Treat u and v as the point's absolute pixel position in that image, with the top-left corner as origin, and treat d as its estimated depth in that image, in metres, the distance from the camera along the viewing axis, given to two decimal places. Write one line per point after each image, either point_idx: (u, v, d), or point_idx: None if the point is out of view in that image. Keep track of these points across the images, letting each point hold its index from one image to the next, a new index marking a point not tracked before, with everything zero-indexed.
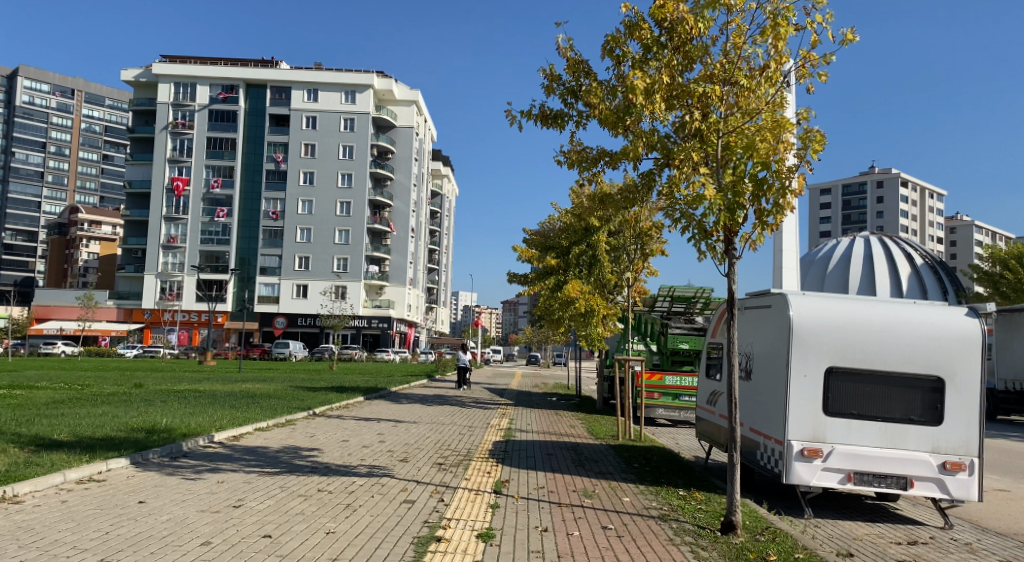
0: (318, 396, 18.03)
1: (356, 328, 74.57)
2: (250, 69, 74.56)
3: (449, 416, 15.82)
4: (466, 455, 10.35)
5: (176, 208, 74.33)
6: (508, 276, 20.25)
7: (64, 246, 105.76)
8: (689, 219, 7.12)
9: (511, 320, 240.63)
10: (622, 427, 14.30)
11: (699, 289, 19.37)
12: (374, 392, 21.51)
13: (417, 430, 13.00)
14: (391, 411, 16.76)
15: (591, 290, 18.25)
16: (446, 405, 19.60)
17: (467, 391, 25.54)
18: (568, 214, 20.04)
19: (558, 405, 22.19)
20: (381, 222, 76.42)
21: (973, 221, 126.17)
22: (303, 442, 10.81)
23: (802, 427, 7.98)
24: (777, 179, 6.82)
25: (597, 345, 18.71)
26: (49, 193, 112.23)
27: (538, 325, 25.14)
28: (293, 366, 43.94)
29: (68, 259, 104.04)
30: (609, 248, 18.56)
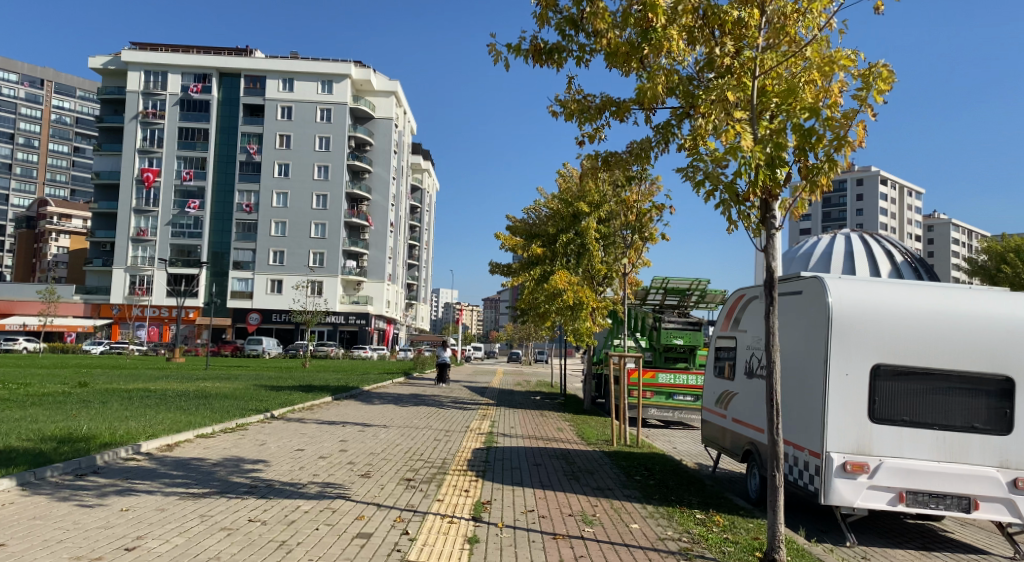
0: (282, 397, 16.41)
1: (333, 325, 72.35)
2: (223, 57, 72.23)
3: (425, 419, 14.30)
4: (440, 467, 8.89)
5: (146, 200, 71.86)
6: (490, 266, 18.67)
7: (33, 240, 102.32)
8: (718, 182, 5.74)
9: (492, 319, 239.45)
10: (616, 430, 13.00)
11: (695, 281, 18.00)
12: (345, 392, 19.88)
13: (386, 436, 11.49)
14: (361, 413, 15.21)
15: (579, 282, 17.03)
16: (421, 406, 18.05)
17: (447, 391, 23.96)
18: (555, 200, 18.50)
19: (543, 404, 20.78)
20: (359, 215, 74.47)
21: (951, 220, 127.70)
22: (247, 451, 9.24)
23: (845, 437, 6.64)
24: (830, 127, 5.42)
25: (585, 341, 17.40)
26: (16, 185, 108.59)
27: (522, 320, 23.69)
28: (265, 365, 42.06)
29: (37, 253, 100.68)
30: (601, 237, 17.35)
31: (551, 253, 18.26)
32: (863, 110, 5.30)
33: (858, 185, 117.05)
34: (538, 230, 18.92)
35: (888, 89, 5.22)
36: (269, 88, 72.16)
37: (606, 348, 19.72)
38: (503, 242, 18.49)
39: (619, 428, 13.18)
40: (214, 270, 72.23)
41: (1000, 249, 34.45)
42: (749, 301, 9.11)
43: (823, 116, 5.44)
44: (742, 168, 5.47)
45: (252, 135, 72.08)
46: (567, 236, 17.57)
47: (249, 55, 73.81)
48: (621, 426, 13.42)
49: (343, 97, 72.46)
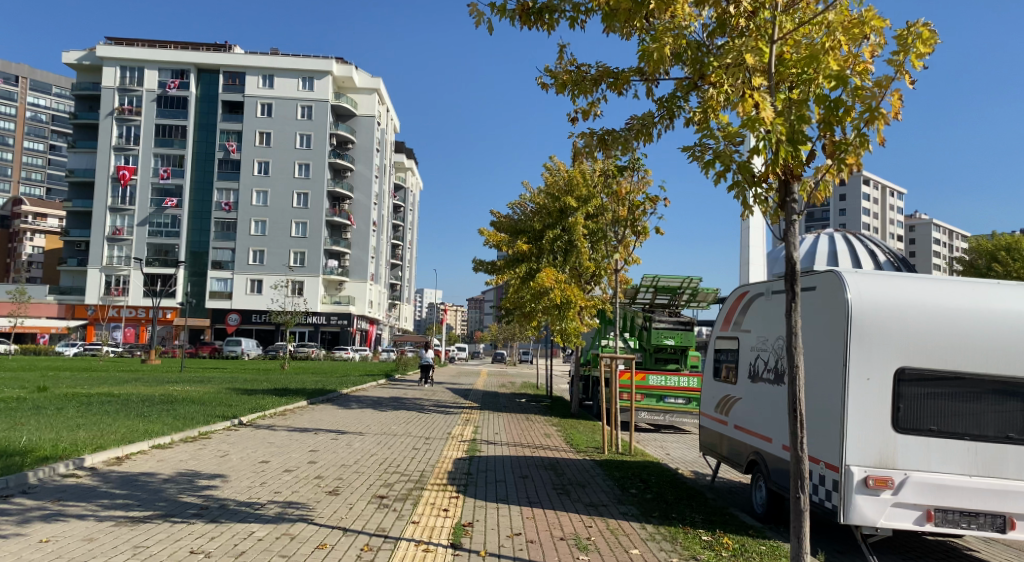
0: (254, 402, 15.51)
1: (314, 325, 71.23)
2: (201, 52, 70.77)
3: (404, 425, 13.49)
4: (417, 481, 8.14)
5: (122, 198, 70.23)
6: (474, 264, 17.90)
7: (7, 239, 99.96)
8: (728, 159, 5.07)
9: (476, 319, 238.28)
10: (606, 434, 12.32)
11: (686, 279, 17.41)
12: (322, 395, 18.98)
13: (360, 445, 10.70)
14: (336, 418, 14.39)
15: (567, 281, 16.42)
16: (403, 410, 17.25)
17: (430, 393, 23.16)
18: (541, 194, 17.82)
19: (529, 407, 20.07)
20: (341, 214, 73.31)
21: (932, 219, 129.19)
22: (206, 464, 8.38)
23: (867, 450, 5.97)
24: (861, 97, 4.74)
25: (573, 342, 16.73)
26: None
27: (506, 321, 22.95)
28: (243, 366, 40.95)
29: (11, 253, 98.33)
30: (589, 233, 16.80)
31: (538, 251, 17.51)
32: (899, 76, 4.61)
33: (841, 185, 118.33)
34: (523, 227, 18.16)
35: (929, 52, 4.54)
36: (249, 85, 70.81)
37: (595, 348, 19.10)
38: (488, 238, 17.73)
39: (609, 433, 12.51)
40: (192, 270, 70.76)
41: (987, 247, 34.49)
42: (752, 298, 8.44)
43: (851, 84, 4.77)
44: (753, 141, 4.82)
45: (231, 133, 70.71)
46: (554, 232, 16.97)
47: (228, 51, 72.40)
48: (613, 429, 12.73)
49: (324, 94, 71.27)
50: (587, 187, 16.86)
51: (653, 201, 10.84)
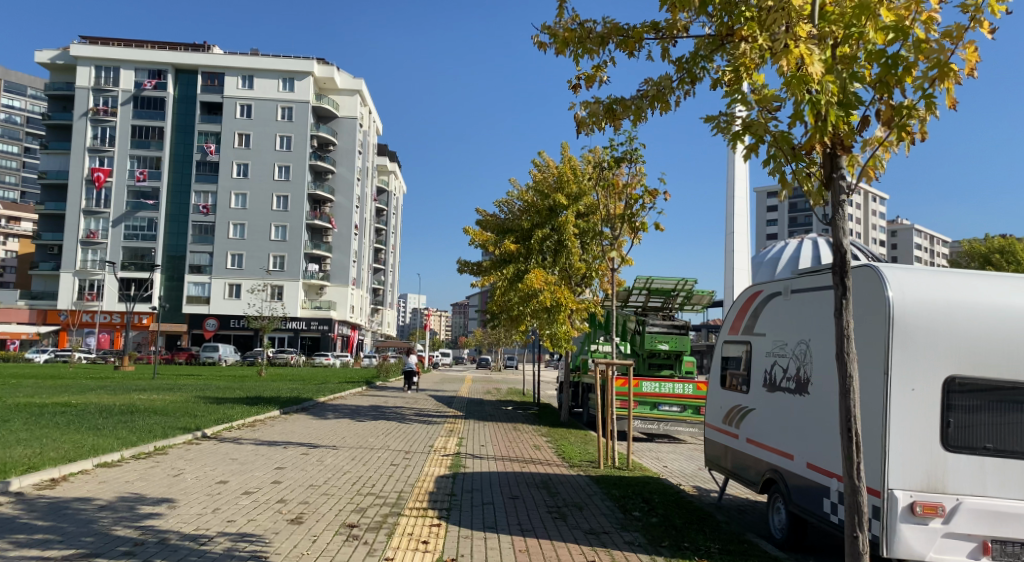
0: (222, 412, 14.46)
1: (294, 331, 69.87)
2: (179, 53, 69.26)
3: (383, 437, 12.52)
4: (393, 504, 7.21)
5: (97, 201, 68.44)
6: (459, 265, 17.02)
7: None
8: (762, 132, 4.28)
9: (460, 324, 237.15)
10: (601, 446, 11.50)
11: (680, 281, 16.71)
12: (297, 405, 17.95)
13: (333, 461, 9.76)
14: (310, 430, 13.42)
15: (557, 283, 15.64)
16: (382, 420, 16.28)
17: (413, 402, 22.17)
18: (529, 192, 16.91)
19: (515, 415, 19.20)
20: (322, 217, 72.03)
21: (913, 225, 130.70)
22: (152, 487, 7.36)
23: (914, 472, 5.16)
24: (934, 45, 3.92)
25: (562, 347, 15.98)
26: None
27: (493, 326, 22.07)
28: (220, 373, 39.65)
29: None
30: (579, 234, 16.00)
31: (526, 251, 16.68)
32: (975, 24, 3.84)
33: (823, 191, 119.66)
34: (511, 226, 17.28)
35: None
36: (228, 85, 69.39)
37: (585, 354, 18.38)
38: (473, 236, 16.80)
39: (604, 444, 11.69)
40: (169, 274, 69.10)
41: (979, 250, 34.35)
42: (766, 298, 7.67)
43: (911, 38, 3.99)
44: (797, 104, 4.02)
45: (209, 134, 69.23)
46: (543, 231, 16.18)
47: (207, 51, 70.97)
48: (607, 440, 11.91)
49: (305, 95, 70.03)
50: (577, 184, 16.12)
51: (652, 196, 10.07)
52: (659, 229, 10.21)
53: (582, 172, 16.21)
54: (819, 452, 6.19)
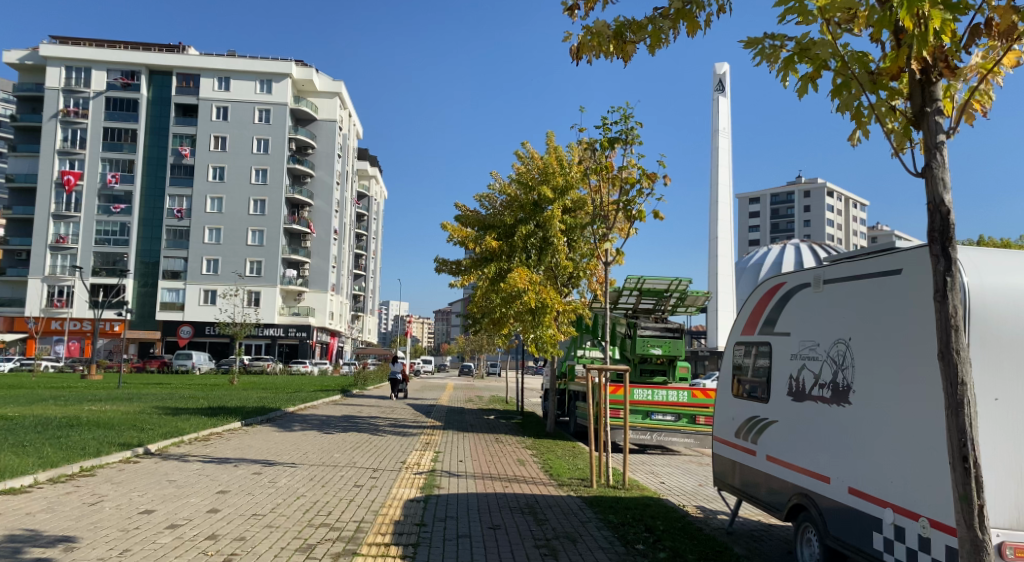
0: (174, 424, 13.03)
1: (271, 338, 68.06)
2: (153, 54, 67.43)
3: (350, 452, 11.26)
4: (349, 540, 5.98)
5: (67, 205, 66.22)
6: (436, 264, 15.81)
7: None
8: (831, 54, 3.25)
9: (443, 331, 235.87)
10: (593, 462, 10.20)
11: (674, 281, 15.63)
12: (261, 416, 16.50)
13: (287, 483, 8.47)
14: (271, 445, 12.11)
15: (541, 283, 14.65)
16: (355, 432, 14.94)
17: (389, 411, 20.87)
18: (512, 184, 15.76)
19: (498, 425, 18.04)
20: (300, 222, 70.44)
21: (892, 231, 133.31)
22: (55, 521, 6.02)
23: (1005, 506, 4.06)
24: None
25: (548, 352, 14.93)
26: None
27: (474, 331, 20.91)
28: (190, 381, 37.96)
29: None
30: (564, 230, 14.94)
31: (509, 248, 15.43)
32: None
33: (804, 197, 121.60)
34: (493, 221, 16.02)
35: None
36: (203, 87, 67.65)
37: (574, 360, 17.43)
38: (452, 232, 15.51)
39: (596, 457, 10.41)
40: (142, 281, 66.93)
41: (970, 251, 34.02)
42: (791, 291, 6.59)
43: None
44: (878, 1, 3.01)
45: (185, 137, 67.41)
46: (527, 227, 15.04)
47: (182, 53, 69.20)
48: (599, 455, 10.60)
49: (283, 97, 68.52)
50: (564, 177, 14.96)
51: (650, 178, 8.96)
52: (658, 218, 9.12)
53: (569, 164, 15.06)
54: (865, 473, 5.12)
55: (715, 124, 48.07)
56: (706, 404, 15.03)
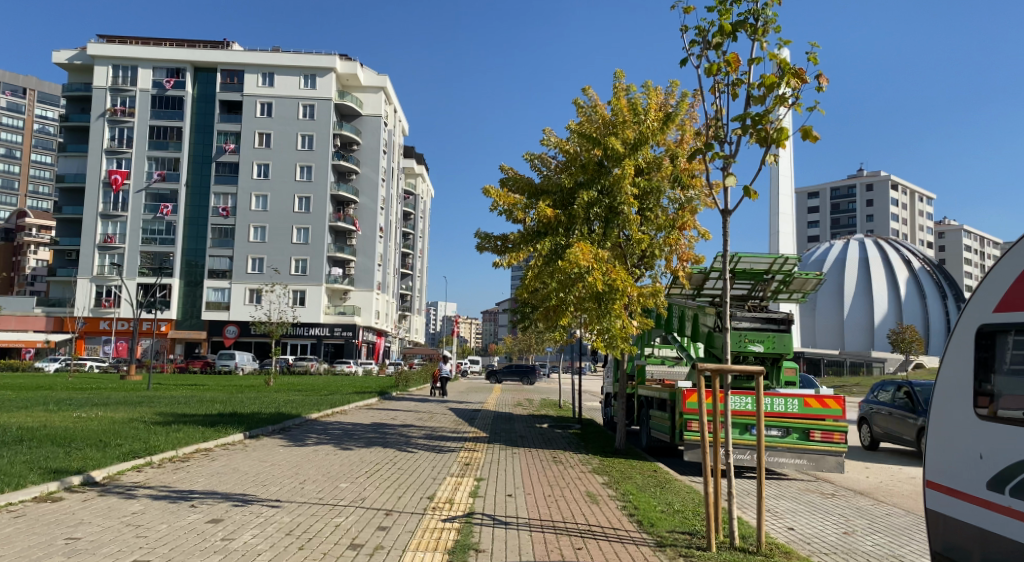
0: (150, 439, 10.33)
1: (317, 338, 66.49)
2: (198, 51, 66.78)
3: (362, 482, 8.40)
4: None
5: (114, 204, 65.81)
6: (477, 240, 12.86)
7: (12, 252, 100.30)
8: None
9: (490, 332, 233.81)
10: (708, 482, 6.37)
11: (778, 258, 12.57)
12: (274, 425, 13.89)
13: (252, 543, 5.57)
14: (265, 468, 9.33)
15: (609, 259, 11.71)
16: (380, 447, 12.06)
17: (427, 418, 18.09)
18: (572, 140, 12.50)
19: (555, 437, 15.10)
20: (345, 219, 68.85)
21: (962, 226, 127.07)
22: None
23: None
24: None
25: (619, 349, 11.88)
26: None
27: (522, 324, 18.06)
28: (224, 383, 36.08)
29: (17, 266, 99.34)
30: (637, 193, 11.89)
31: (570, 218, 12.41)
32: None
33: (867, 191, 115.50)
34: (547, 186, 12.86)
35: None
36: (247, 83, 66.68)
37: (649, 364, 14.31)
38: (495, 201, 12.28)
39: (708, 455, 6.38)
40: (187, 280, 66.16)
41: None
42: None
43: None
44: None
45: (229, 134, 66.52)
46: (589, 193, 11.96)
47: (226, 48, 68.42)
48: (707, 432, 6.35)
49: (327, 92, 66.99)
50: (638, 128, 11.72)
51: (799, 73, 5.89)
52: (817, 140, 6.00)
53: (645, 110, 11.84)
54: None
55: None
56: (821, 416, 11.77)
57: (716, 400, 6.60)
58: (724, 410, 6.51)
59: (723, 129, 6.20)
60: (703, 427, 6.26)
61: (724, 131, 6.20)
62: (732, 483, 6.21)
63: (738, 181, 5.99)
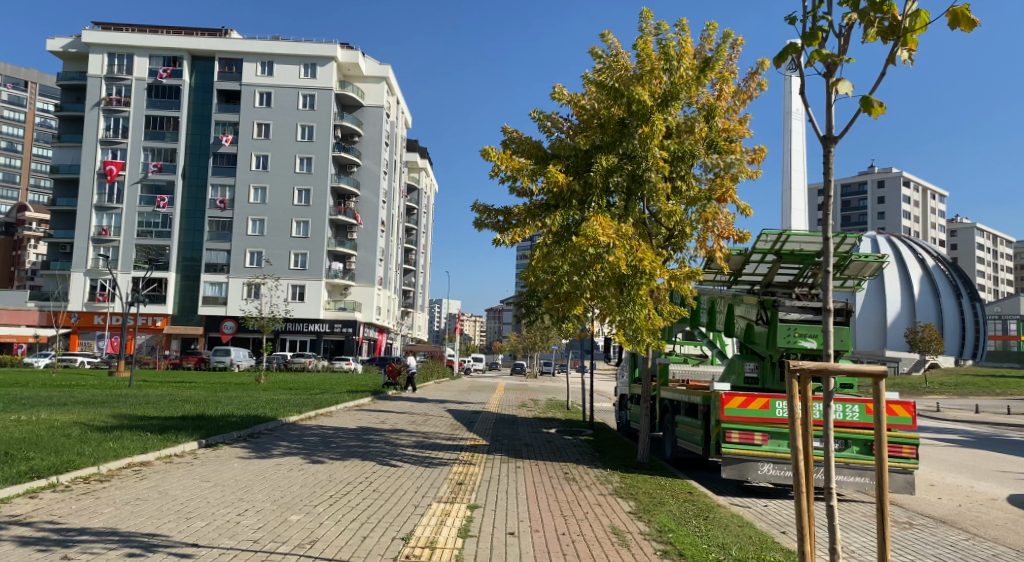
0: (68, 452, 8.34)
1: (316, 334, 64.58)
2: (195, 38, 64.97)
3: (319, 515, 6.41)
4: None
5: (109, 196, 63.97)
6: (475, 216, 10.93)
7: (13, 246, 98.98)
8: None
9: (494, 330, 232.03)
10: (800, 523, 4.09)
11: (834, 238, 10.50)
12: (243, 433, 12.00)
13: None
14: (209, 488, 7.40)
15: (633, 236, 9.76)
16: (359, 460, 10.05)
17: (420, 423, 16.14)
18: (589, 94, 10.56)
19: (567, 446, 13.13)
20: (346, 213, 66.92)
21: (974, 224, 124.99)
22: None
23: None
24: None
25: (645, 345, 9.89)
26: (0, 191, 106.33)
27: (525, 318, 16.13)
28: (212, 380, 34.24)
29: (17, 260, 98.03)
30: (665, 157, 9.94)
31: (586, 187, 10.46)
32: None
33: (878, 187, 113.03)
34: (558, 150, 10.87)
35: None
36: (246, 72, 64.77)
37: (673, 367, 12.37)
38: (496, 166, 10.28)
39: (800, 478, 4.15)
40: (184, 275, 64.48)
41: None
42: None
43: None
44: None
45: (227, 124, 64.67)
46: (608, 157, 9.99)
47: (224, 36, 66.61)
48: (798, 447, 4.09)
49: (327, 81, 65.08)
50: (669, 78, 9.81)
51: None
52: (980, 26, 3.86)
53: (677, 57, 9.89)
54: None
55: (786, 105, 38.42)
56: (888, 425, 9.83)
57: (809, 406, 4.26)
58: (825, 425, 4.07)
59: (827, 14, 4.16)
60: (797, 444, 4.06)
61: (829, 15, 4.16)
62: (833, 512, 3.84)
63: (853, 87, 3.93)
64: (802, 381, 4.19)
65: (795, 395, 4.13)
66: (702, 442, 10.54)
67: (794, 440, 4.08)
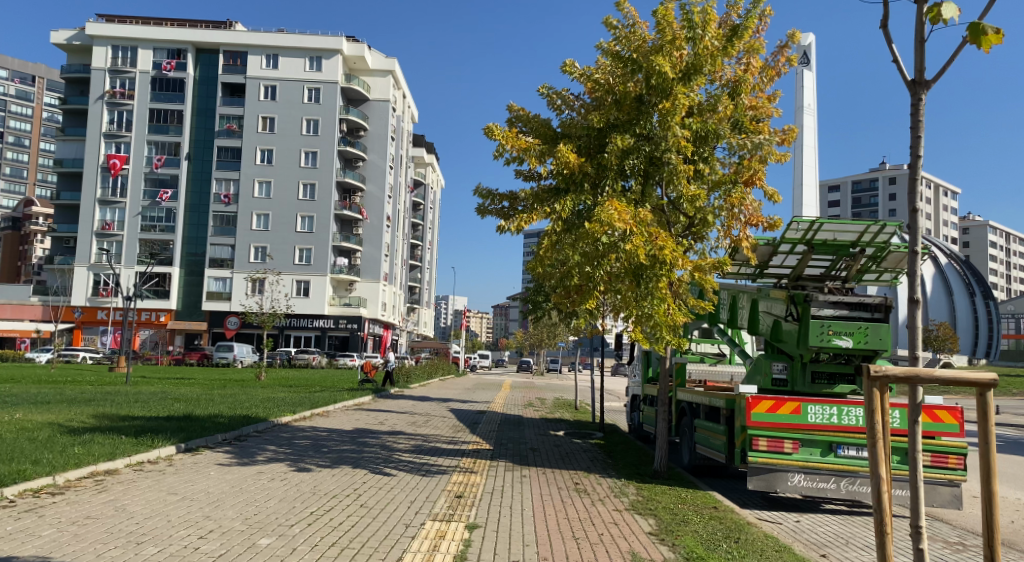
0: (24, 460, 7.48)
1: (321, 330, 63.95)
2: (199, 31, 64.22)
3: (294, 539, 5.54)
4: None
5: (112, 190, 63.32)
6: (478, 202, 10.02)
7: (19, 241, 98.70)
8: None
9: (501, 327, 231.51)
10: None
11: (871, 226, 9.59)
12: (230, 436, 11.13)
13: None
14: (177, 503, 6.54)
15: (652, 222, 8.87)
16: (350, 468, 9.18)
17: (422, 424, 15.26)
18: (604, 66, 9.66)
19: (578, 452, 12.23)
20: (351, 208, 66.15)
21: (987, 222, 123.12)
22: None
23: None
24: None
25: (665, 344, 8.98)
26: (6, 185, 106.14)
27: (532, 316, 15.21)
28: (212, 376, 33.47)
29: (24, 254, 97.80)
30: (687, 135, 9.03)
31: (599, 169, 9.55)
32: None
33: (889, 184, 111.29)
34: (569, 130, 9.96)
35: None
36: (250, 65, 63.95)
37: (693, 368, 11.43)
38: (501, 145, 9.38)
39: (879, 500, 3.28)
40: (188, 270, 63.93)
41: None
42: None
43: None
44: None
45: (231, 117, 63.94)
46: (625, 137, 9.09)
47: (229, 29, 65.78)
48: (882, 471, 3.21)
49: (333, 75, 64.25)
50: (693, 47, 8.92)
51: None
52: None
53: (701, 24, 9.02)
54: None
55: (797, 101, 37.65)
56: (932, 433, 8.90)
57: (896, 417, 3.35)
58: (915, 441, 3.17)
59: None
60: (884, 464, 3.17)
61: None
62: None
63: (960, 10, 3.05)
64: (882, 389, 3.27)
65: (877, 406, 3.21)
66: (725, 449, 9.64)
67: (878, 460, 3.18)
